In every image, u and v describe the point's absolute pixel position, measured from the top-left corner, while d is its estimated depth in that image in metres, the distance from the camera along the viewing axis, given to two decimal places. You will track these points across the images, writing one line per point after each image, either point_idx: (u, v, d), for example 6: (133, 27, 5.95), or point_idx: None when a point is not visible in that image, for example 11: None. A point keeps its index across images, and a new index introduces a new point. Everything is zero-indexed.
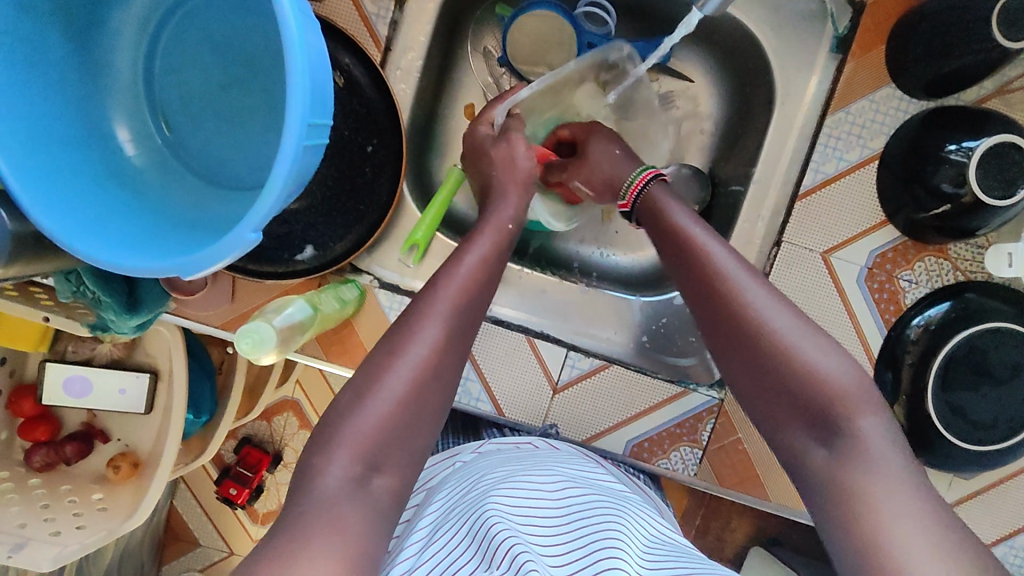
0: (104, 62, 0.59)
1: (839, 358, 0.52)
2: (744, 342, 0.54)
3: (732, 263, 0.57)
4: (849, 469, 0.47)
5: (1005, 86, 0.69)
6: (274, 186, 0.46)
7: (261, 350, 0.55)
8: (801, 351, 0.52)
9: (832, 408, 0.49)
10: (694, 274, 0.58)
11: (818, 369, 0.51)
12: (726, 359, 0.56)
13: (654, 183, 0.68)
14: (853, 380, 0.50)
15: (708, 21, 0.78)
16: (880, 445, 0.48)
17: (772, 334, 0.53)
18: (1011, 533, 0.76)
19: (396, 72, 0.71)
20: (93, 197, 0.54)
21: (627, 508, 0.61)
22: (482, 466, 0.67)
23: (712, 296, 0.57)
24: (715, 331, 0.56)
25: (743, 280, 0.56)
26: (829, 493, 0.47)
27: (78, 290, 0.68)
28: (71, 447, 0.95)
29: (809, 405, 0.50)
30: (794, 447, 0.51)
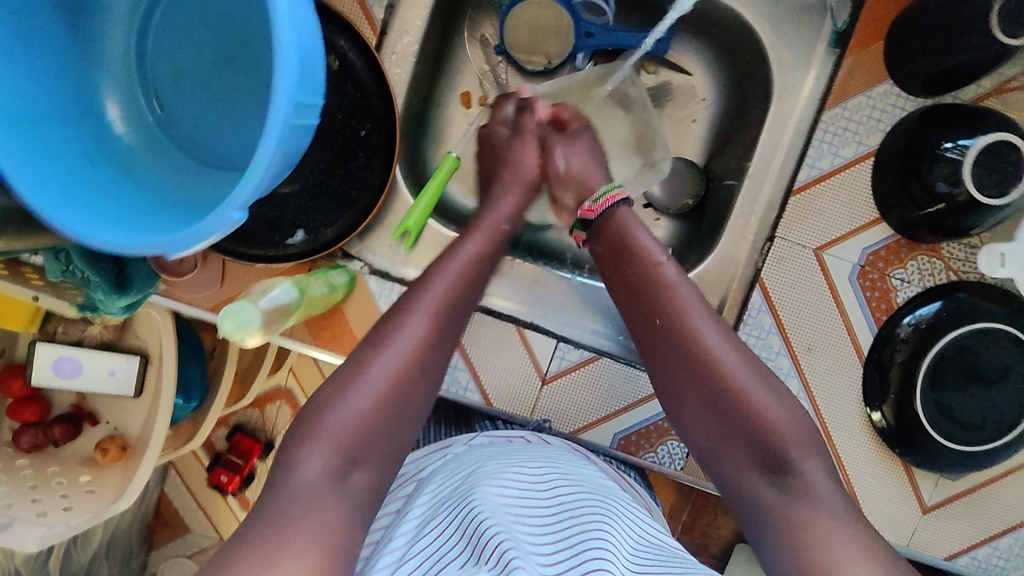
0: (96, 37, 0.59)
1: (786, 403, 0.56)
2: (700, 381, 0.57)
3: (693, 300, 0.61)
4: (795, 505, 0.51)
5: (1003, 84, 0.69)
6: (260, 165, 0.46)
7: (245, 331, 0.56)
8: (756, 397, 0.56)
9: (780, 449, 0.54)
10: (659, 312, 0.61)
11: (769, 412, 0.55)
12: (680, 395, 0.59)
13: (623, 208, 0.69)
14: (795, 424, 0.56)
15: (707, 13, 0.77)
16: (823, 485, 0.53)
17: (731, 377, 0.57)
18: (995, 535, 0.76)
19: (392, 57, 0.71)
20: (82, 174, 0.54)
21: (618, 509, 0.60)
22: (476, 458, 0.66)
23: (675, 337, 0.60)
24: (673, 368, 0.59)
25: (704, 323, 0.59)
26: (773, 525, 0.52)
27: (67, 269, 0.68)
28: (58, 429, 0.95)
29: (760, 443, 0.55)
30: (742, 482, 0.55)
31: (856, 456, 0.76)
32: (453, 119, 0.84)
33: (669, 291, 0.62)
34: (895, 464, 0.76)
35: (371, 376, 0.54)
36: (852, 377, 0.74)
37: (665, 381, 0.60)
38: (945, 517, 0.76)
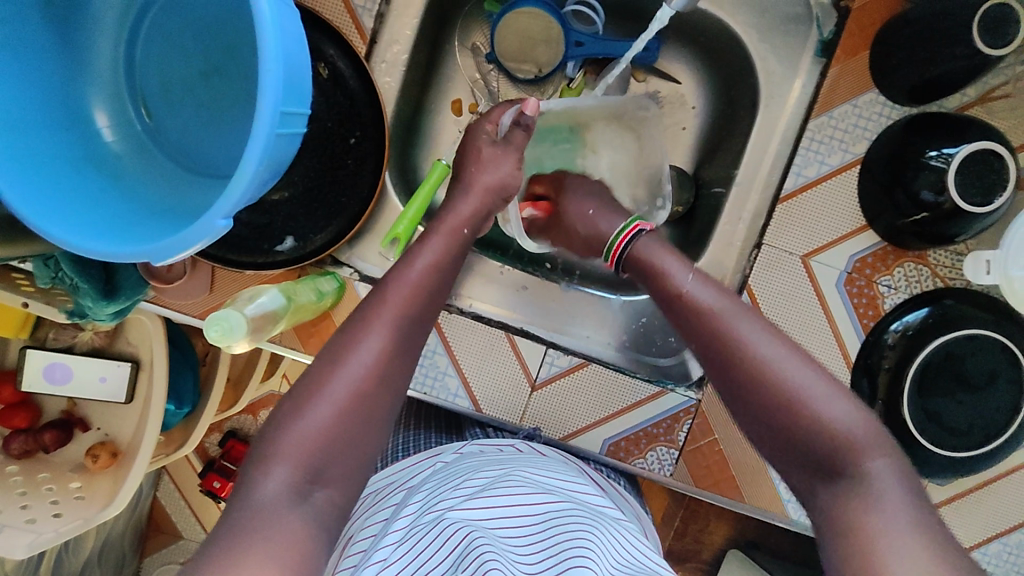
0: (84, 46, 0.59)
1: (850, 405, 0.52)
2: (752, 396, 0.55)
3: (720, 301, 0.60)
4: (855, 508, 0.48)
5: (988, 93, 0.69)
6: (245, 174, 0.46)
7: (230, 338, 0.56)
8: (811, 401, 0.52)
9: (839, 455, 0.50)
10: (701, 332, 0.60)
11: (826, 415, 0.52)
12: (738, 415, 0.57)
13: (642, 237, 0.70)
14: (858, 424, 0.51)
15: (695, 23, 0.78)
16: (891, 486, 0.48)
17: (779, 386, 0.54)
18: (984, 541, 0.76)
19: (381, 65, 0.71)
20: (70, 182, 0.54)
21: (602, 521, 0.60)
22: (461, 471, 0.66)
23: (721, 356, 0.58)
24: (727, 390, 0.57)
25: (750, 334, 0.57)
26: (832, 533, 0.48)
27: (56, 276, 0.68)
28: (50, 436, 0.94)
29: (813, 447, 0.52)
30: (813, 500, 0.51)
31: None
32: (444, 127, 0.84)
33: (705, 309, 0.60)
34: None
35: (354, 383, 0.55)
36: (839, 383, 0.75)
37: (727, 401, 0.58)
38: None
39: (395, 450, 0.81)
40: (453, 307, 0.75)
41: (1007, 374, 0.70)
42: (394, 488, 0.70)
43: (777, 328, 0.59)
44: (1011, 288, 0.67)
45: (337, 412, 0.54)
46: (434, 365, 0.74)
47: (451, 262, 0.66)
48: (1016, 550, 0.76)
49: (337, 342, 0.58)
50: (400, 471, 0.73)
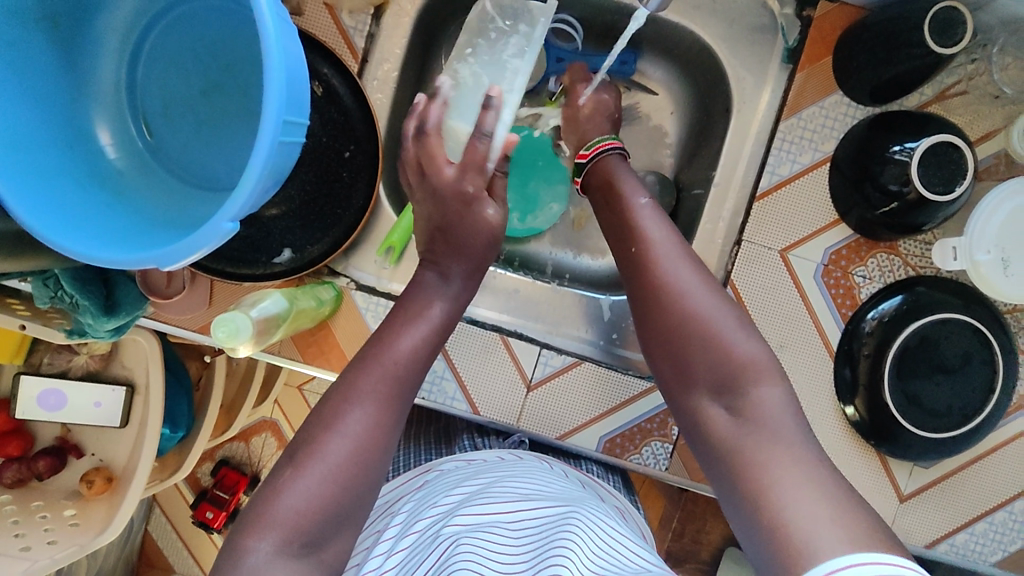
0: (88, 67, 0.61)
1: (745, 333, 0.60)
2: (671, 322, 0.62)
3: (657, 228, 0.66)
4: (743, 426, 0.56)
5: (944, 92, 0.73)
6: (250, 180, 0.49)
7: (236, 339, 0.58)
8: (712, 326, 0.60)
9: (739, 384, 0.58)
10: (635, 262, 0.65)
11: (733, 349, 0.59)
12: (648, 335, 0.64)
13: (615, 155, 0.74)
14: (753, 354, 0.59)
15: (667, 36, 0.82)
16: (773, 410, 0.56)
17: (699, 319, 0.61)
18: (971, 520, 0.79)
19: (372, 82, 0.75)
20: (76, 197, 0.56)
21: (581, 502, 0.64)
22: (447, 484, 0.69)
23: (653, 285, 0.63)
24: (647, 313, 0.64)
25: (681, 274, 0.63)
26: (721, 450, 0.56)
27: (56, 295, 0.68)
28: (43, 462, 0.94)
29: (716, 368, 0.59)
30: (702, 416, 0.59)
31: (834, 449, 0.78)
32: None
33: (647, 246, 0.65)
34: (869, 456, 0.78)
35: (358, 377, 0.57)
36: (823, 373, 0.78)
37: (641, 317, 0.65)
38: (919, 505, 0.79)
39: (394, 461, 0.83)
40: None
41: (980, 356, 0.74)
42: (383, 513, 0.71)
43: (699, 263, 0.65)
44: (978, 273, 0.71)
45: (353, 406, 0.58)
46: (432, 370, 0.76)
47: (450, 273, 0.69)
48: (1001, 528, 0.79)
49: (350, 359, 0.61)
50: (389, 492, 0.75)
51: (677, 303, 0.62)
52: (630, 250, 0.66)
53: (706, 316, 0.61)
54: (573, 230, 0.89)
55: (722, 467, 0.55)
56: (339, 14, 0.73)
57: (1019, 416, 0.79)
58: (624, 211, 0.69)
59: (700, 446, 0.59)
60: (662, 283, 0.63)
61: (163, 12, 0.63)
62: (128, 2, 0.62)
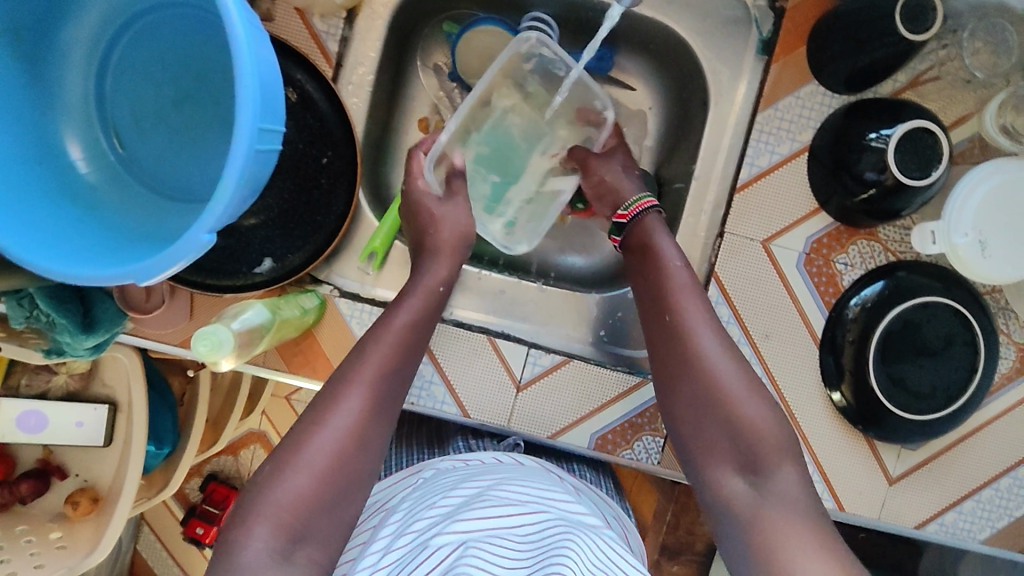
0: (54, 80, 0.59)
1: (767, 409, 0.61)
2: (699, 392, 0.62)
3: (687, 294, 0.67)
4: (764, 502, 0.56)
5: (917, 78, 0.74)
6: (226, 189, 0.48)
7: (218, 353, 0.57)
8: (738, 400, 0.61)
9: (760, 456, 0.59)
10: (669, 330, 0.65)
11: (755, 425, 0.60)
12: (671, 398, 0.64)
13: (653, 214, 0.73)
14: (774, 431, 0.60)
15: (642, 31, 0.82)
16: (792, 488, 0.57)
17: (727, 389, 0.61)
18: (958, 500, 0.80)
19: (348, 87, 0.74)
20: (47, 214, 0.54)
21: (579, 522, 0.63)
22: (444, 484, 0.68)
23: (686, 351, 0.64)
24: (672, 379, 0.64)
25: (713, 347, 0.63)
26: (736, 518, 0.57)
27: (31, 315, 0.67)
28: (26, 485, 0.92)
29: (739, 442, 0.60)
30: (715, 476, 0.60)
31: (823, 436, 0.79)
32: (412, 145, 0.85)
33: (682, 314, 0.65)
34: (858, 441, 0.79)
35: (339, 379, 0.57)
36: (809, 361, 0.78)
37: (665, 382, 0.65)
38: (908, 487, 0.80)
39: (384, 467, 0.82)
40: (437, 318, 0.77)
41: (962, 337, 0.75)
42: (377, 510, 0.70)
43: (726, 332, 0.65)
44: (957, 256, 0.72)
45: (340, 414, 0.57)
46: (420, 374, 0.75)
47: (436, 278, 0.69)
48: (988, 506, 0.80)
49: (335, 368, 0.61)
50: (383, 491, 0.74)
51: (708, 371, 0.62)
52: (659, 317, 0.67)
53: (735, 387, 0.61)
54: (558, 227, 0.89)
55: (732, 528, 0.57)
56: (311, 18, 0.72)
57: (1001, 395, 0.80)
58: (657, 273, 0.68)
59: (706, 503, 0.61)
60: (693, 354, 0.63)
61: (129, 21, 0.61)
62: (92, 13, 0.60)
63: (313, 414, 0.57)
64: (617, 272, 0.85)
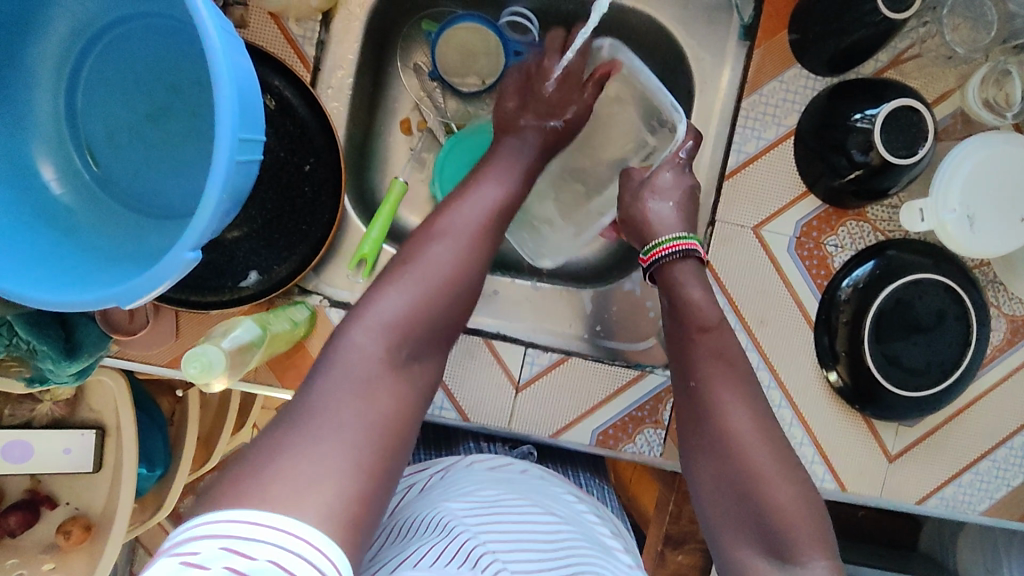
0: (21, 98, 0.57)
1: (801, 486, 0.58)
2: (728, 462, 0.59)
3: (715, 353, 0.64)
4: None
5: (898, 57, 0.74)
6: (209, 204, 0.46)
7: (210, 374, 0.55)
8: (766, 471, 0.58)
9: (788, 539, 0.56)
10: (699, 399, 0.63)
11: (781, 501, 0.57)
12: (700, 462, 0.61)
13: (687, 262, 0.69)
14: (802, 509, 0.57)
15: (623, 22, 0.81)
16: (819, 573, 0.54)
17: (753, 463, 0.58)
18: (956, 473, 0.81)
19: (327, 91, 0.72)
20: (21, 240, 0.52)
21: (601, 550, 0.61)
22: (461, 481, 0.66)
23: (711, 420, 0.61)
24: (702, 446, 0.62)
25: (738, 411, 0.61)
26: None
27: (11, 343, 0.64)
28: (16, 518, 0.90)
29: (766, 524, 0.56)
30: (741, 554, 0.57)
31: (822, 417, 0.79)
32: (396, 146, 0.84)
33: (714, 387, 0.62)
34: (856, 420, 0.80)
35: None
36: (805, 344, 0.78)
37: (692, 450, 0.63)
38: (907, 463, 0.81)
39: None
40: None
41: (954, 312, 0.76)
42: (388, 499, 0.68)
43: (757, 393, 0.62)
44: (946, 232, 0.72)
45: None
46: None
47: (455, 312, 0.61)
48: (987, 477, 0.81)
49: None
50: None
51: (734, 442, 0.59)
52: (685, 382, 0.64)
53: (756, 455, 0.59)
54: None
55: None
56: (286, 22, 0.70)
57: (994, 366, 0.81)
58: (687, 343, 0.66)
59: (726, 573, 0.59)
60: (721, 420, 0.61)
61: (98, 34, 0.59)
62: (59, 27, 0.57)
63: None
64: (608, 269, 0.85)
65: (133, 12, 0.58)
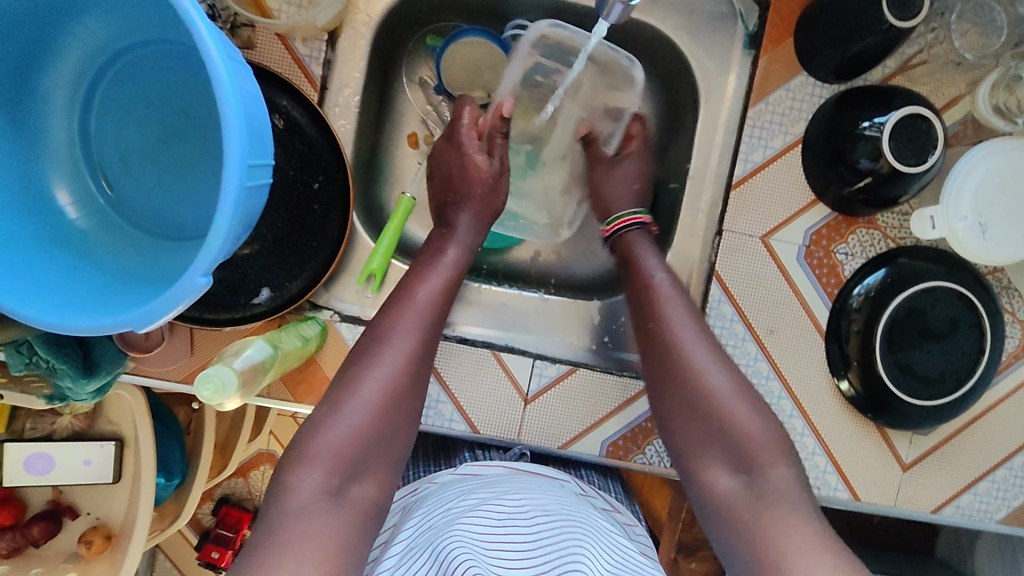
0: (38, 125, 0.58)
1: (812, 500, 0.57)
2: (685, 391, 0.63)
3: (669, 292, 0.68)
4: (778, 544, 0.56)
5: (907, 62, 0.74)
6: (219, 231, 0.47)
7: (222, 395, 0.56)
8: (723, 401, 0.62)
9: (750, 456, 0.60)
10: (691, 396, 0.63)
11: (739, 426, 0.61)
12: (660, 394, 0.65)
13: (636, 230, 0.75)
14: (760, 432, 0.61)
15: (627, 33, 0.81)
16: None
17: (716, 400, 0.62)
18: (973, 482, 0.80)
19: (334, 109, 0.73)
20: (40, 265, 0.53)
21: (599, 535, 0.64)
22: (448, 496, 0.68)
23: (710, 416, 0.62)
24: (660, 383, 0.65)
25: (689, 338, 0.65)
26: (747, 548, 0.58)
27: (31, 361, 0.66)
28: (38, 528, 0.92)
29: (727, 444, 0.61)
30: (705, 476, 0.61)
31: (834, 427, 0.79)
32: (403, 160, 0.84)
33: (695, 374, 0.63)
34: (869, 429, 0.79)
35: (360, 399, 0.59)
36: (815, 353, 0.78)
37: (675, 445, 0.64)
38: (921, 473, 0.80)
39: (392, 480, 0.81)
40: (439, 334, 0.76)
41: (967, 320, 0.75)
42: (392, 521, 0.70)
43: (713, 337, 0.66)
44: (957, 239, 0.71)
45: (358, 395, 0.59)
46: (426, 394, 0.75)
47: (434, 314, 0.66)
48: (1003, 485, 0.80)
49: (332, 397, 0.59)
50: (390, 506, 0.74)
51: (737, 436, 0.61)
52: (642, 325, 0.68)
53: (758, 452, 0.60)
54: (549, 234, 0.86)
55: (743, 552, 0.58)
56: (293, 43, 0.71)
57: (1009, 373, 0.80)
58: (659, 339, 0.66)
59: (714, 528, 0.62)
60: (675, 351, 0.65)
61: (109, 62, 0.60)
62: (71, 56, 0.58)
63: (314, 415, 0.59)
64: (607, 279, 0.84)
65: (143, 39, 0.59)
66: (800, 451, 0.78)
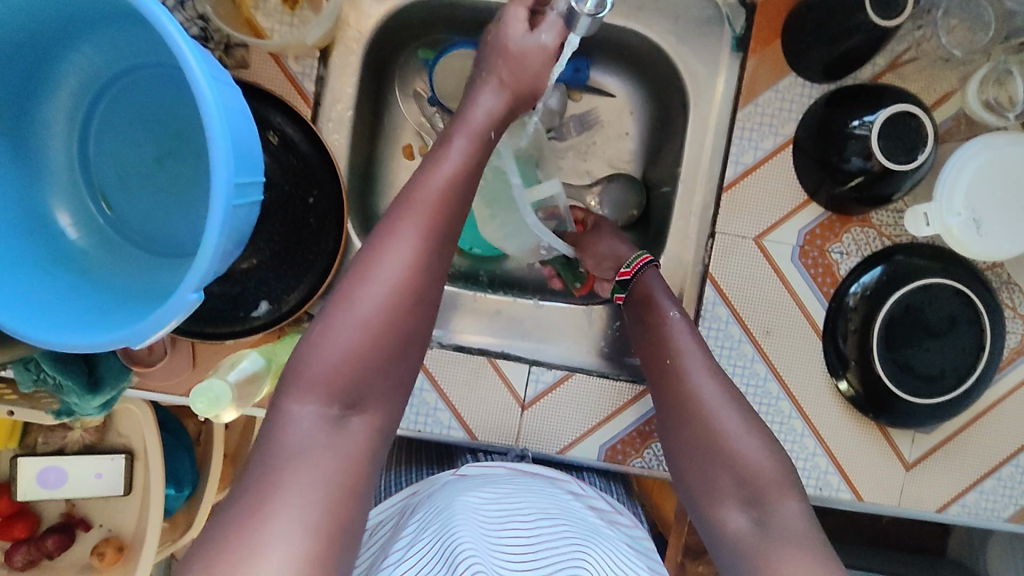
0: (37, 150, 0.60)
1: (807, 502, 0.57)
2: (699, 431, 0.63)
3: (684, 334, 0.69)
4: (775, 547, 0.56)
5: (897, 59, 0.74)
6: (207, 248, 0.48)
7: (218, 406, 0.57)
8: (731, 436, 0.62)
9: (762, 491, 0.60)
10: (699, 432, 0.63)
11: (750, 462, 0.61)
12: (676, 433, 0.65)
13: (650, 271, 0.75)
14: (767, 465, 0.61)
15: (615, 40, 0.82)
16: None
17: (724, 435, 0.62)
18: (979, 479, 0.79)
19: (328, 124, 0.75)
20: (42, 284, 0.55)
21: (598, 540, 0.64)
22: (450, 492, 0.67)
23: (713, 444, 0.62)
24: (676, 423, 0.65)
25: (703, 377, 0.66)
26: (745, 559, 0.57)
27: (39, 377, 0.68)
28: (52, 540, 0.93)
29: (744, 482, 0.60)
30: (718, 513, 0.61)
31: (834, 426, 0.78)
32: (398, 171, 0.86)
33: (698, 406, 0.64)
34: (871, 428, 0.79)
35: (362, 304, 0.56)
36: (813, 353, 0.78)
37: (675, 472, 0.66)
38: (926, 471, 0.79)
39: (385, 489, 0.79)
40: (435, 342, 0.77)
41: (965, 316, 0.74)
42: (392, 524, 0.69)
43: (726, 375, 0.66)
44: (953, 236, 0.71)
45: (365, 292, 0.57)
46: (424, 402, 0.76)
47: (451, 207, 0.61)
48: (1011, 483, 0.79)
49: None
50: (383, 513, 0.72)
51: (744, 466, 0.61)
52: (655, 362, 0.69)
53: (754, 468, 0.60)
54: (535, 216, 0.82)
55: (739, 558, 0.58)
56: (286, 61, 0.73)
57: (1012, 369, 0.79)
58: (672, 387, 0.66)
59: (709, 535, 0.62)
60: (690, 395, 0.65)
61: (106, 85, 0.62)
62: (69, 82, 0.60)
63: None
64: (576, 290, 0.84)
65: (139, 63, 0.61)
66: (800, 453, 0.78)
